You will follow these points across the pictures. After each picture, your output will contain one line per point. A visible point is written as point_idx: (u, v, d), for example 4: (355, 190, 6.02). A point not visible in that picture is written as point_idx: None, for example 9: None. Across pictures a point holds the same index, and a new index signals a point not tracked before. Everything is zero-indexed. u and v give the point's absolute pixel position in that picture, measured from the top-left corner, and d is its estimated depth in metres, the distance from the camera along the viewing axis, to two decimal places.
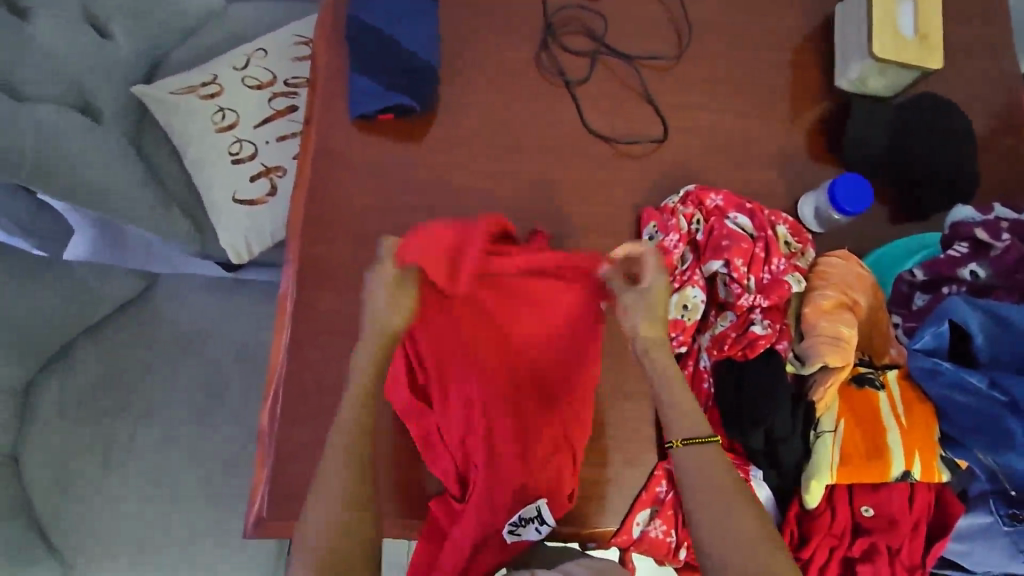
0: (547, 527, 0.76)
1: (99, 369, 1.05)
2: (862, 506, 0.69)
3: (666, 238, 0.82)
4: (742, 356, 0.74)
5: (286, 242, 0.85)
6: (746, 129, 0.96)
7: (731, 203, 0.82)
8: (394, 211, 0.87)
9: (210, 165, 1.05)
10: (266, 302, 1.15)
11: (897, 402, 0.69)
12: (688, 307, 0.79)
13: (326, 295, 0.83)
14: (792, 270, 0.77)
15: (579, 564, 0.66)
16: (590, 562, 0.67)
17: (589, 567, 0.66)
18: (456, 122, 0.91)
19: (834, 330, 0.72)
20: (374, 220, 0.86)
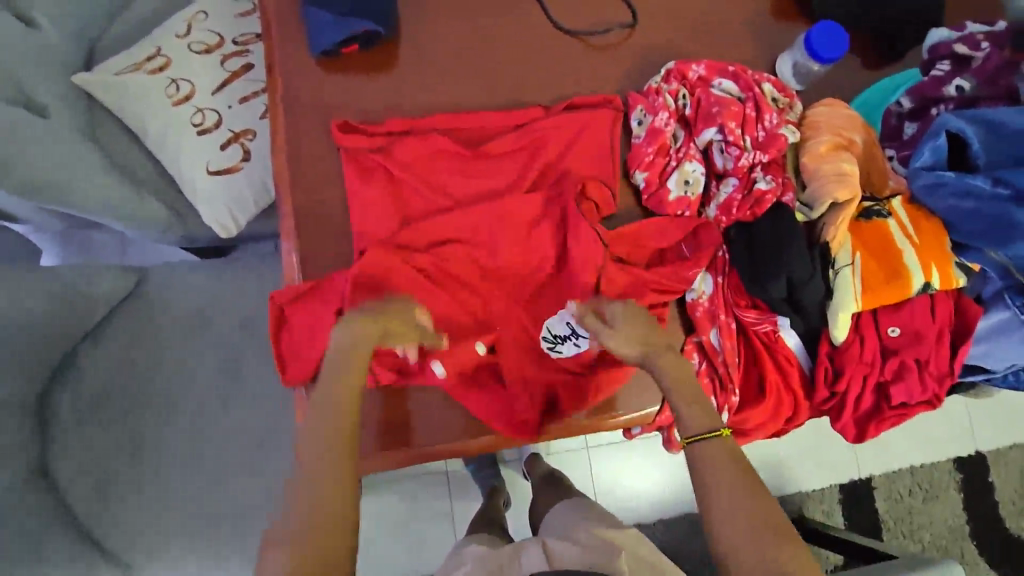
0: (584, 339, 0.79)
1: (107, 374, 1.03)
2: (889, 328, 0.73)
3: (656, 118, 0.83)
4: (750, 215, 0.76)
5: (278, 195, 0.83)
6: (713, 3, 0.95)
7: (714, 71, 0.82)
8: (346, 154, 0.81)
9: (174, 140, 1.00)
10: (262, 271, 1.12)
11: (906, 223, 0.72)
12: (690, 182, 0.81)
13: (329, 237, 0.81)
14: (785, 124, 0.78)
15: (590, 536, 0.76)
16: (601, 531, 0.77)
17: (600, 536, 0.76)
18: (421, 43, 0.88)
19: (836, 168, 0.73)
20: (348, 153, 0.81)
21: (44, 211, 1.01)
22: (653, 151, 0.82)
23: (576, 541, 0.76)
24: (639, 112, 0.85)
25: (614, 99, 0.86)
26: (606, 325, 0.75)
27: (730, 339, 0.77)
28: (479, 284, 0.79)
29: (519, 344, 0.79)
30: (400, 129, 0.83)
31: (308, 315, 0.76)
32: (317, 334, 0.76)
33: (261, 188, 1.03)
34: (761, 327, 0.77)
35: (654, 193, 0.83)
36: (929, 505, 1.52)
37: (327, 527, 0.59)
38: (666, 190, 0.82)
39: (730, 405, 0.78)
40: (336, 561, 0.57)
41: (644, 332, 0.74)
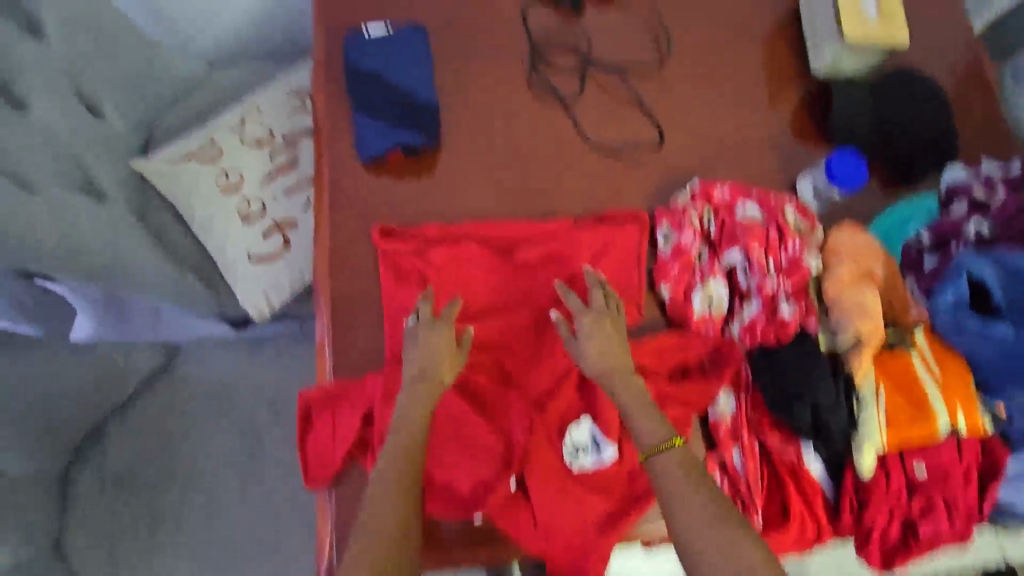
0: (605, 451, 0.80)
1: (130, 447, 1.05)
2: (916, 464, 0.74)
3: (682, 236, 0.86)
4: (774, 340, 0.79)
5: (317, 292, 0.87)
6: (737, 123, 1.00)
7: (738, 195, 0.86)
8: (384, 257, 0.85)
9: (219, 227, 1.06)
10: (290, 351, 1.16)
11: (930, 359, 0.73)
12: (714, 301, 0.84)
13: (362, 336, 0.84)
14: (807, 250, 0.81)
15: None
16: None
17: None
18: (461, 150, 0.93)
19: (859, 300, 0.75)
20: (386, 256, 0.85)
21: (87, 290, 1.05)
22: (677, 268, 0.86)
23: None
24: (666, 228, 0.88)
25: (643, 216, 0.89)
26: (574, 337, 0.78)
27: (753, 459, 0.77)
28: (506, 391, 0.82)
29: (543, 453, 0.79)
30: (435, 233, 0.86)
31: (334, 417, 0.79)
32: (340, 438, 0.78)
33: (298, 275, 1.07)
34: (785, 454, 0.77)
35: (677, 308, 0.85)
36: None
37: None
38: (690, 306, 0.84)
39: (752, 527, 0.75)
40: None
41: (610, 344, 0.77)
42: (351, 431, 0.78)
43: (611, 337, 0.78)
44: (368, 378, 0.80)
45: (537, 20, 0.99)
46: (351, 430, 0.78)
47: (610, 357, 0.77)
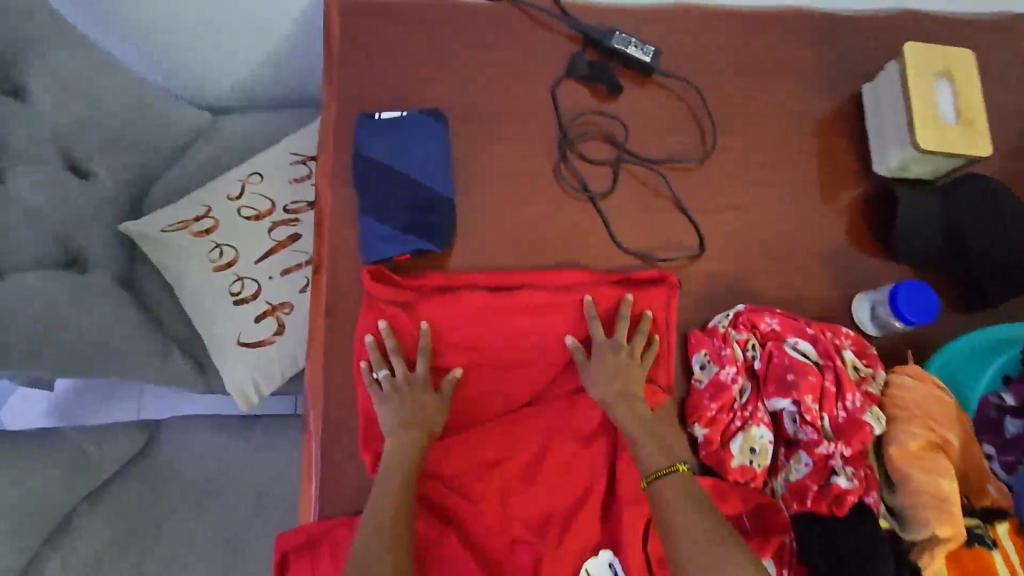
0: None
1: (100, 544, 0.92)
2: None
3: (722, 371, 0.76)
4: (829, 513, 0.66)
5: (308, 408, 0.79)
6: (787, 229, 0.90)
7: (789, 327, 0.76)
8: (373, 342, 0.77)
9: (209, 307, 0.97)
10: (283, 435, 1.08)
11: (1016, 564, 0.63)
12: (756, 450, 0.73)
13: (353, 464, 0.76)
14: (870, 406, 0.70)
15: None
16: None
17: None
18: (477, 251, 0.83)
19: (935, 485, 0.64)
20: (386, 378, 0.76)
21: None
22: (715, 407, 0.75)
23: None
24: (702, 357, 0.78)
25: (671, 279, 0.81)
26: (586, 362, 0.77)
27: None
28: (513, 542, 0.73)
29: None
30: (436, 284, 0.78)
31: (314, 561, 0.70)
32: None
33: (291, 362, 0.98)
34: None
35: (713, 453, 0.74)
36: None
37: None
38: (728, 454, 0.73)
39: None
40: None
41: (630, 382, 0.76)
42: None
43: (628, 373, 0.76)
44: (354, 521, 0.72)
45: (570, 104, 0.90)
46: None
47: (632, 396, 0.75)
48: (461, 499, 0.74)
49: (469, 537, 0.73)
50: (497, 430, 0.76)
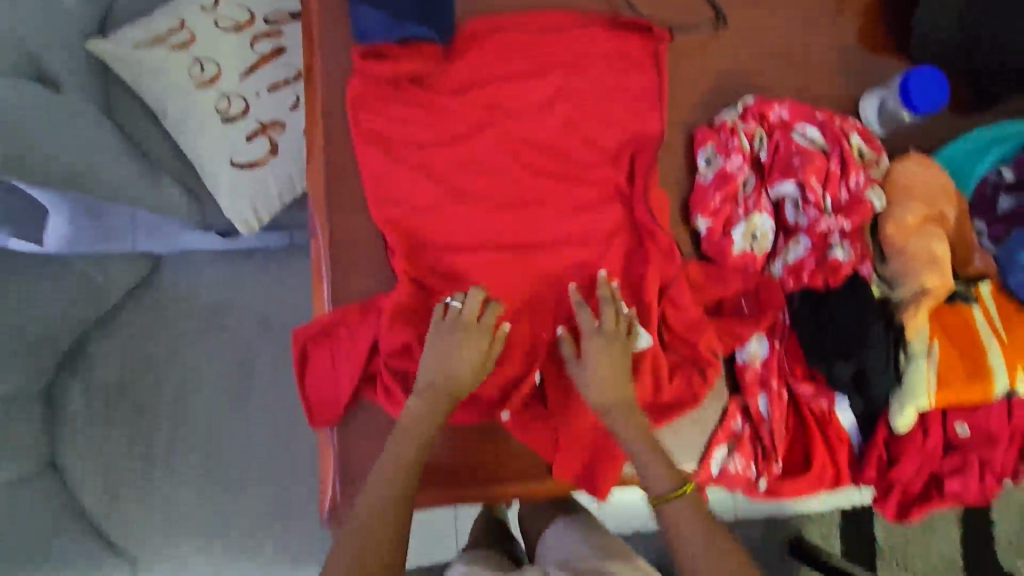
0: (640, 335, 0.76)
1: (120, 364, 1.00)
2: (958, 424, 0.70)
3: (728, 162, 0.75)
4: (823, 284, 0.71)
5: (312, 212, 0.77)
6: (802, 29, 0.86)
7: (798, 114, 0.75)
8: (376, 141, 0.75)
9: (197, 127, 0.92)
10: (286, 267, 1.08)
11: (995, 317, 0.68)
12: (757, 236, 0.75)
13: (363, 263, 0.76)
14: (872, 185, 0.71)
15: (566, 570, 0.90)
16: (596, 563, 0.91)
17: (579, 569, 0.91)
18: (480, 46, 0.78)
19: (926, 249, 0.68)
20: (390, 178, 0.75)
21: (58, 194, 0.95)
22: (719, 198, 0.76)
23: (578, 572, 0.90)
24: (708, 152, 0.78)
25: (662, 33, 0.81)
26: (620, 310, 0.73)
27: (779, 408, 0.75)
28: (530, 333, 0.75)
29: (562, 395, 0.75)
30: (446, 92, 0.77)
31: (334, 345, 0.74)
32: (341, 373, 0.73)
33: (288, 185, 0.96)
34: (817, 401, 0.73)
35: (715, 242, 0.76)
36: (927, 534, 1.64)
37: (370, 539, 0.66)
38: (731, 241, 0.75)
39: (770, 474, 0.76)
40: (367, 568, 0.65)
41: (620, 367, 0.72)
42: (354, 361, 0.72)
43: (622, 354, 0.72)
44: (370, 312, 0.74)
45: None
46: (351, 363, 0.73)
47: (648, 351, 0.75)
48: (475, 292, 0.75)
49: None
50: (506, 226, 0.76)
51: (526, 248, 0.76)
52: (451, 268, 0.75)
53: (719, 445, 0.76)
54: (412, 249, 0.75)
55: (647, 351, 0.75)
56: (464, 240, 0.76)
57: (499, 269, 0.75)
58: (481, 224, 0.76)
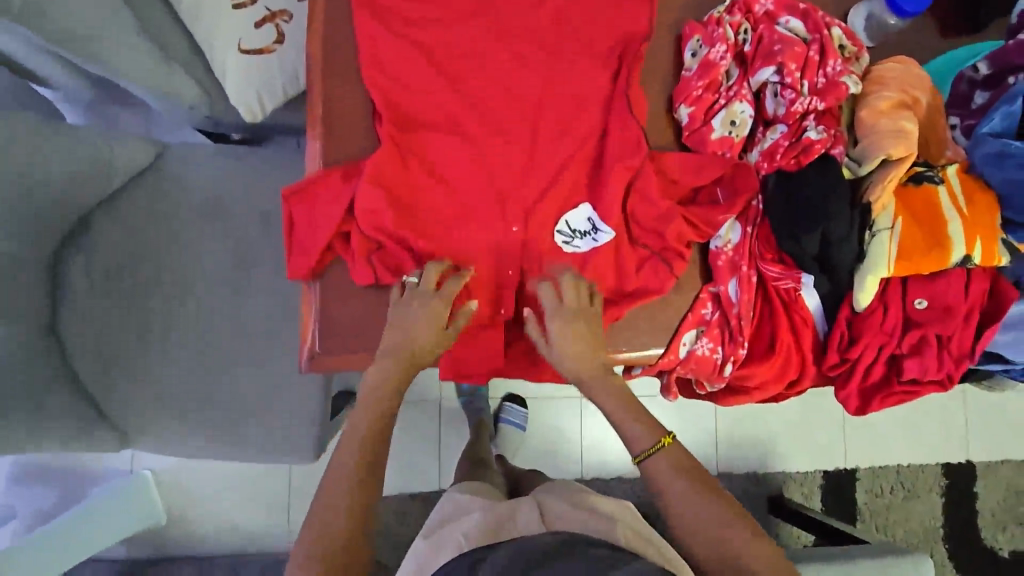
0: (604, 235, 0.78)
1: (123, 243, 1.03)
2: (917, 299, 0.73)
3: (712, 50, 0.78)
4: (795, 164, 0.73)
5: (310, 81, 0.80)
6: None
7: (782, 7, 0.77)
8: (373, 11, 0.78)
9: (209, 11, 0.96)
10: (285, 164, 1.09)
11: (958, 194, 0.70)
12: (736, 123, 0.77)
13: (355, 131, 0.79)
14: (849, 73, 0.73)
15: (564, 504, 0.86)
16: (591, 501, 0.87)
17: (576, 502, 0.86)
18: None
19: (896, 125, 0.70)
20: (384, 50, 0.78)
21: (60, 63, 0.98)
22: (702, 86, 0.78)
23: (576, 504, 0.86)
24: (693, 45, 0.80)
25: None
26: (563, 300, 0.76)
27: (749, 292, 0.76)
28: (511, 205, 0.78)
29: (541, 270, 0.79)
30: None
31: (319, 202, 0.77)
32: (322, 228, 0.76)
33: (292, 75, 0.99)
34: (783, 283, 0.75)
35: (695, 130, 0.79)
36: (909, 502, 1.64)
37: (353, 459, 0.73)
38: (710, 128, 0.78)
39: (736, 357, 0.78)
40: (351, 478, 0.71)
41: (586, 346, 0.76)
42: (333, 216, 0.75)
43: (590, 335, 0.77)
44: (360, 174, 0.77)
45: None
46: (332, 216, 0.75)
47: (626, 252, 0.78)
48: (461, 162, 0.78)
49: (470, 201, 0.78)
50: (494, 102, 0.79)
51: (513, 124, 0.79)
52: (439, 138, 0.78)
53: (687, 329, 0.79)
54: (402, 117, 0.78)
55: (608, 246, 0.78)
56: (453, 112, 0.79)
57: (486, 143, 0.79)
58: (471, 99, 0.79)
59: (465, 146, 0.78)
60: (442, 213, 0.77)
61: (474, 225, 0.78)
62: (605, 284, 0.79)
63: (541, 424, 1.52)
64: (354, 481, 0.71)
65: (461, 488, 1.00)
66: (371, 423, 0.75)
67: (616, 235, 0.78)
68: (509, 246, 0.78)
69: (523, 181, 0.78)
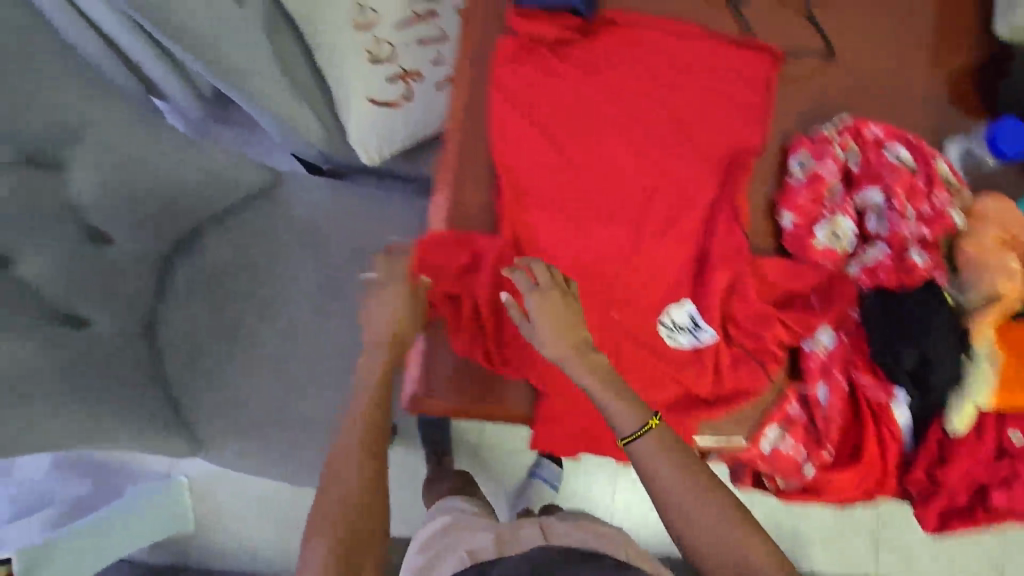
0: (704, 334, 0.82)
1: (226, 257, 1.08)
2: (1013, 432, 0.77)
3: (822, 167, 0.83)
4: (898, 284, 0.78)
5: (445, 141, 0.86)
6: (912, 70, 0.91)
7: (891, 135, 0.83)
8: (512, 90, 0.84)
9: (342, 57, 1.00)
10: (385, 203, 1.14)
11: None
12: (840, 236, 0.82)
13: (481, 192, 0.84)
14: (951, 204, 0.79)
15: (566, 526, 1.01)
16: (586, 527, 1.02)
17: (574, 526, 1.01)
18: (619, 28, 0.87)
19: (1002, 264, 0.75)
20: (519, 125, 0.83)
21: (173, 72, 1.05)
22: (808, 197, 0.83)
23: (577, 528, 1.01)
24: (801, 159, 0.85)
25: (779, 52, 0.89)
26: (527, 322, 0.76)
27: (838, 396, 0.79)
28: (617, 282, 0.82)
29: (639, 351, 0.82)
30: (582, 64, 0.86)
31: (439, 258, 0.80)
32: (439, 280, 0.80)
33: (413, 130, 1.08)
34: (876, 395, 0.78)
35: (797, 237, 0.83)
36: None
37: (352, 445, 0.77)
38: (814, 237, 0.82)
39: (819, 459, 0.80)
40: (352, 462, 0.76)
41: (565, 325, 0.75)
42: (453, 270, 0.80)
43: (568, 315, 0.76)
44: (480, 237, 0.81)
45: None
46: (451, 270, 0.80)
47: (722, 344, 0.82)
48: (576, 236, 0.83)
49: (580, 272, 0.83)
50: (613, 185, 0.84)
51: (629, 207, 0.84)
52: (559, 211, 0.83)
53: (771, 427, 0.81)
54: (525, 188, 0.83)
55: (710, 343, 0.82)
56: (577, 191, 0.84)
57: (600, 221, 0.83)
58: (592, 179, 0.84)
59: (582, 222, 0.83)
60: (556, 283, 0.82)
61: (583, 297, 0.82)
62: (698, 376, 0.81)
63: (575, 486, 1.51)
64: (362, 446, 0.77)
65: (453, 505, 1.14)
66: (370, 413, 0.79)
67: (718, 335, 0.82)
68: (610, 323, 0.82)
69: (634, 260, 0.82)
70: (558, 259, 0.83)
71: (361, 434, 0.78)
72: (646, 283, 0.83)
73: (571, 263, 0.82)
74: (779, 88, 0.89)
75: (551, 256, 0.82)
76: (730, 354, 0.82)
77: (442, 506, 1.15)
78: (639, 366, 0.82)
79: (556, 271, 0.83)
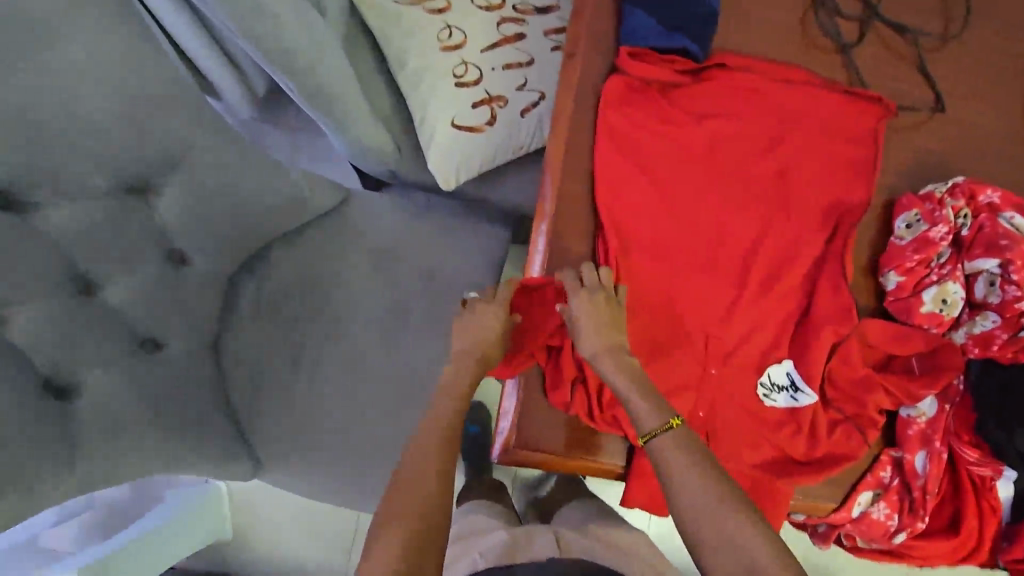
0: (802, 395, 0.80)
1: (294, 276, 1.06)
2: None
3: (933, 229, 0.80)
4: (1011, 358, 0.77)
5: (545, 180, 0.83)
6: (1019, 134, 0.90)
7: (1008, 202, 0.81)
8: (620, 133, 0.82)
9: (431, 82, 1.01)
10: (456, 227, 1.12)
11: None
12: (947, 302, 0.80)
13: (581, 238, 0.81)
14: None
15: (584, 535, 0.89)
16: (608, 536, 0.90)
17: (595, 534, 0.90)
18: (728, 73, 0.85)
19: None
20: (625, 170, 0.81)
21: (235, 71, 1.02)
22: (916, 259, 0.80)
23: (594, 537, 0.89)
24: (907, 220, 0.83)
25: (890, 104, 0.85)
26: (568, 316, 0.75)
27: (936, 466, 0.78)
28: (718, 338, 0.80)
29: (737, 409, 0.79)
30: (690, 109, 0.83)
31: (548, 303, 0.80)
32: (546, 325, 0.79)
33: (490, 156, 1.03)
34: (981, 470, 0.78)
35: (902, 299, 0.81)
36: None
37: (416, 472, 0.70)
38: (920, 302, 0.80)
39: (912, 528, 0.80)
40: (418, 491, 0.68)
41: (604, 325, 0.73)
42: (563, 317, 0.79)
43: (602, 313, 0.73)
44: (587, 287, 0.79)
45: None
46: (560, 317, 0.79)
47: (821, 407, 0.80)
48: (679, 289, 0.80)
49: (682, 325, 0.80)
50: (718, 236, 0.82)
51: (733, 260, 0.82)
52: (662, 262, 0.81)
53: (866, 491, 0.79)
54: (629, 235, 0.80)
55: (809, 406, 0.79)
56: (681, 241, 0.81)
57: (704, 273, 0.81)
58: (697, 230, 0.82)
59: (686, 274, 0.81)
60: (657, 336, 0.79)
61: (684, 352, 0.79)
62: (796, 440, 0.79)
63: None
64: (433, 473, 0.70)
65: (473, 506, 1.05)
66: (436, 441, 0.73)
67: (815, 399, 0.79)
68: (711, 381, 0.79)
69: (736, 315, 0.80)
70: (660, 311, 0.80)
71: (428, 463, 0.71)
72: (747, 340, 0.81)
73: (673, 316, 0.80)
74: (885, 142, 0.87)
75: (652, 307, 0.80)
76: (829, 417, 0.80)
77: (455, 511, 1.05)
78: (738, 428, 0.79)
79: (656, 324, 0.80)
